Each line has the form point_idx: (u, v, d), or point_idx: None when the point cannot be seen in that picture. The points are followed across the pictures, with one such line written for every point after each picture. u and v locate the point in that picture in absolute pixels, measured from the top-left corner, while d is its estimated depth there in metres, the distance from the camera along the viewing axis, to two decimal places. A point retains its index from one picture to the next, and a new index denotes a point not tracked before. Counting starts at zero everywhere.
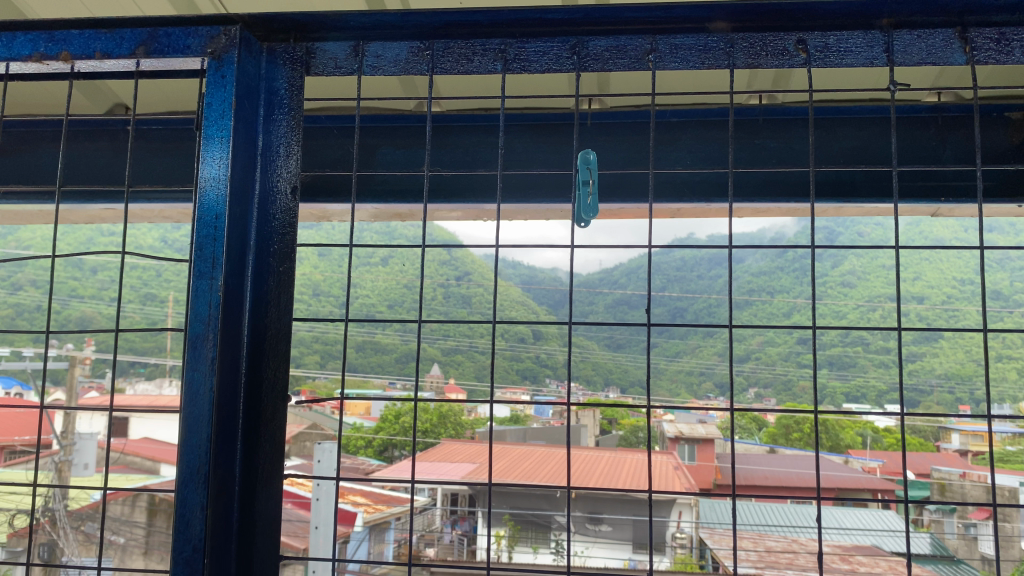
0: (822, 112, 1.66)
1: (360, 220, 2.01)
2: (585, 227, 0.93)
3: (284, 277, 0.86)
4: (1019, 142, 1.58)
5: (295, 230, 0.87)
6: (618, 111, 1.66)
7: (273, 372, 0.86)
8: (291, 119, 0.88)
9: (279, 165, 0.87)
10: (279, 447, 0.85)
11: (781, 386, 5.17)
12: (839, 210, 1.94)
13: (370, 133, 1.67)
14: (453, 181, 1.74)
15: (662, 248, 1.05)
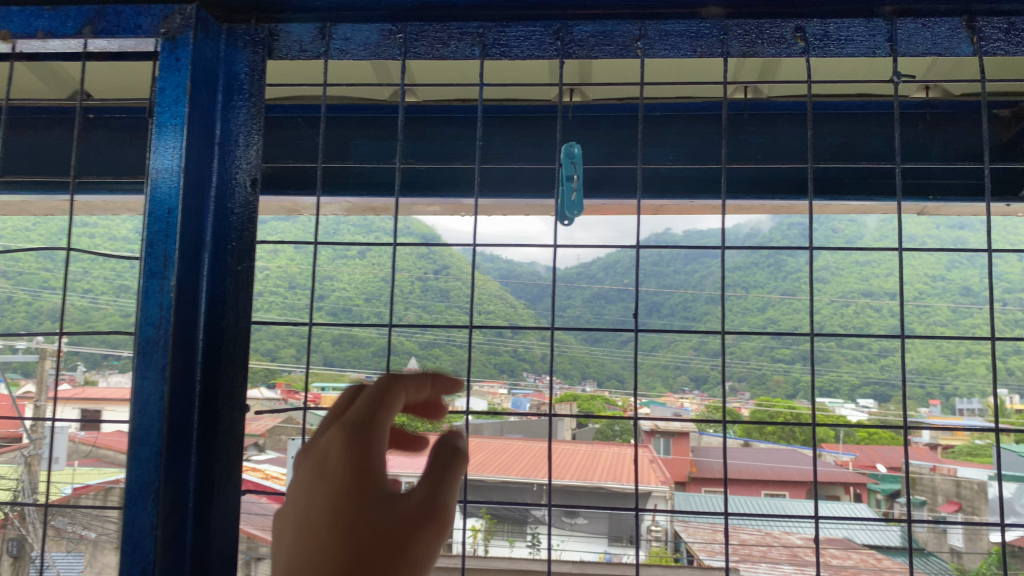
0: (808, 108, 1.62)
1: (332, 213, 1.95)
2: (568, 224, 0.89)
3: (242, 277, 0.81)
4: (1008, 139, 1.54)
5: (255, 225, 0.82)
6: (602, 105, 1.63)
7: (230, 377, 0.81)
8: (251, 107, 0.82)
9: (238, 156, 0.82)
10: (235, 460, 0.80)
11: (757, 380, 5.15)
12: (821, 208, 1.91)
13: (342, 124, 1.61)
14: (428, 175, 1.69)
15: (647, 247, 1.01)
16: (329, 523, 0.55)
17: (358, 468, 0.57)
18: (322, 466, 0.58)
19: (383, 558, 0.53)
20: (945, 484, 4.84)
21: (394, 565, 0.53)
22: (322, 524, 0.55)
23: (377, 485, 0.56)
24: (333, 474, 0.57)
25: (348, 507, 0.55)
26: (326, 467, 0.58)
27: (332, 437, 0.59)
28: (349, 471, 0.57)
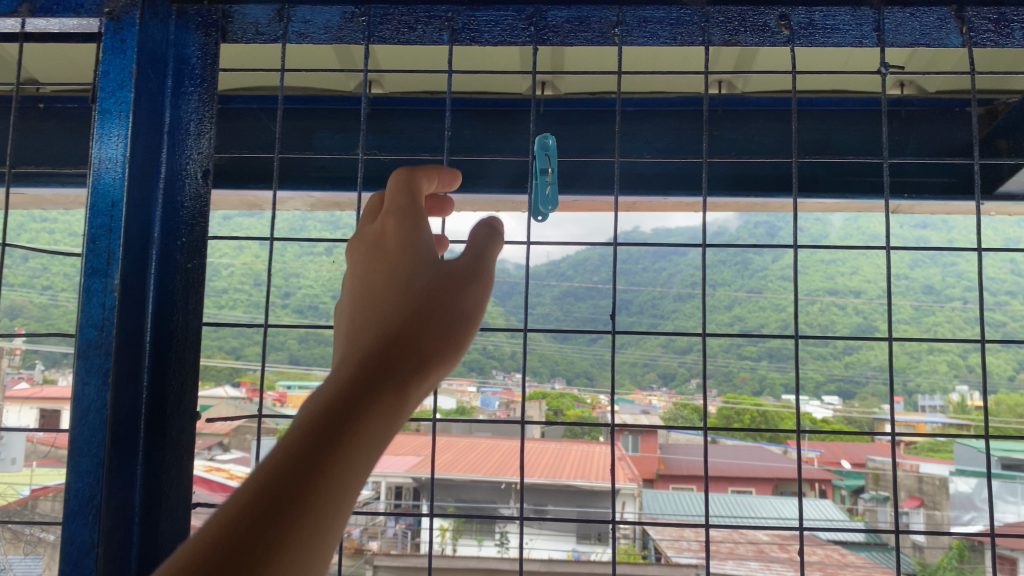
0: (781, 103, 1.60)
1: (296, 208, 1.88)
2: (543, 220, 0.85)
3: (193, 273, 0.80)
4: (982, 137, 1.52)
5: (206, 219, 0.81)
6: (574, 98, 1.59)
7: (179, 376, 0.79)
8: (202, 94, 0.81)
9: (188, 146, 0.81)
10: (183, 463, 0.78)
11: None
12: (795, 205, 1.88)
13: (306, 116, 1.55)
14: (395, 168, 1.64)
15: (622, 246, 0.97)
16: (392, 273, 0.54)
17: (406, 238, 0.57)
18: (376, 243, 0.59)
19: (440, 298, 0.50)
20: (909, 480, 4.86)
21: (451, 304, 0.50)
22: (378, 280, 0.54)
23: (427, 243, 0.56)
24: (385, 243, 0.58)
25: (401, 260, 0.55)
26: (382, 242, 0.58)
27: (383, 221, 0.60)
28: (401, 239, 0.57)
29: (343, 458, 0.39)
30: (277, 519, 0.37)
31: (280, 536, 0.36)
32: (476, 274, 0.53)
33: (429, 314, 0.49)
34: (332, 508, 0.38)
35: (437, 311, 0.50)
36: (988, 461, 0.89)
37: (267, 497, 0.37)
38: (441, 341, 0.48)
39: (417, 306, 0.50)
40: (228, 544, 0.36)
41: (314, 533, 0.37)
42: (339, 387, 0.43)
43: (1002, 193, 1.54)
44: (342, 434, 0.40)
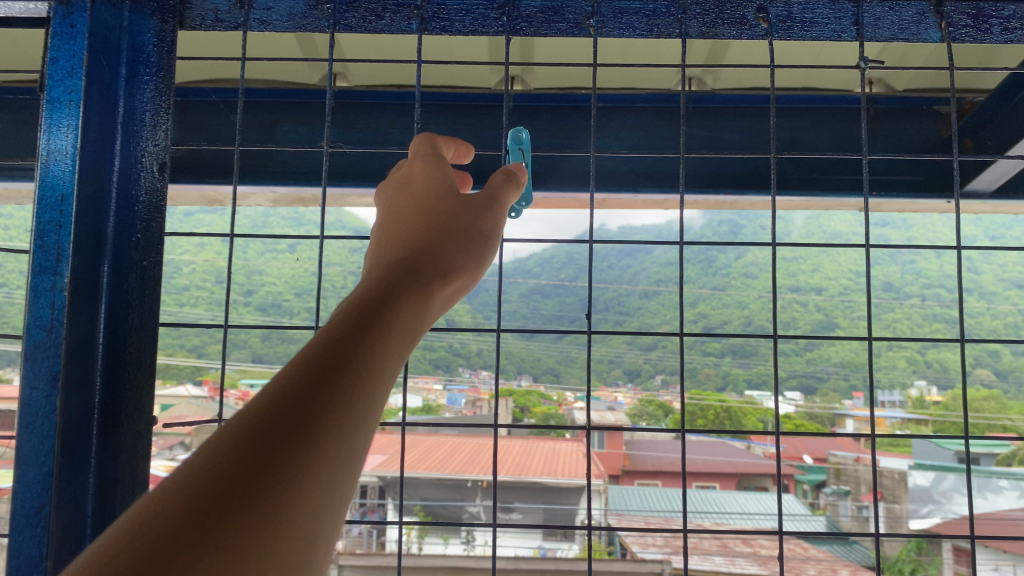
0: (753, 100, 1.58)
1: (259, 203, 1.85)
2: (516, 216, 0.82)
3: (148, 272, 0.77)
4: (948, 135, 1.52)
5: (162, 214, 0.78)
6: (544, 94, 1.56)
7: (139, 376, 0.76)
8: (158, 82, 0.78)
9: (145, 137, 0.78)
10: (139, 469, 0.76)
11: None
12: (764, 203, 1.87)
13: (270, 108, 1.52)
14: (361, 163, 1.62)
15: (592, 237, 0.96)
16: (414, 226, 0.58)
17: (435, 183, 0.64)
18: (396, 205, 0.63)
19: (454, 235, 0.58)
20: (869, 473, 4.90)
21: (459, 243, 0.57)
22: (401, 230, 0.58)
23: (445, 206, 0.61)
24: (407, 204, 0.62)
25: (421, 217, 0.59)
26: (401, 204, 0.62)
27: (405, 184, 0.64)
28: (429, 182, 0.64)
29: (388, 350, 0.41)
30: (338, 379, 0.37)
31: (340, 392, 0.36)
32: (475, 252, 0.58)
33: (446, 264, 0.53)
34: (380, 389, 0.39)
35: (451, 264, 0.54)
36: (966, 459, 0.88)
37: (327, 362, 0.37)
38: (457, 269, 0.54)
39: (434, 256, 0.53)
40: (291, 392, 0.35)
41: (369, 406, 0.38)
42: (379, 294, 0.45)
43: (971, 189, 1.55)
44: (386, 330, 0.42)
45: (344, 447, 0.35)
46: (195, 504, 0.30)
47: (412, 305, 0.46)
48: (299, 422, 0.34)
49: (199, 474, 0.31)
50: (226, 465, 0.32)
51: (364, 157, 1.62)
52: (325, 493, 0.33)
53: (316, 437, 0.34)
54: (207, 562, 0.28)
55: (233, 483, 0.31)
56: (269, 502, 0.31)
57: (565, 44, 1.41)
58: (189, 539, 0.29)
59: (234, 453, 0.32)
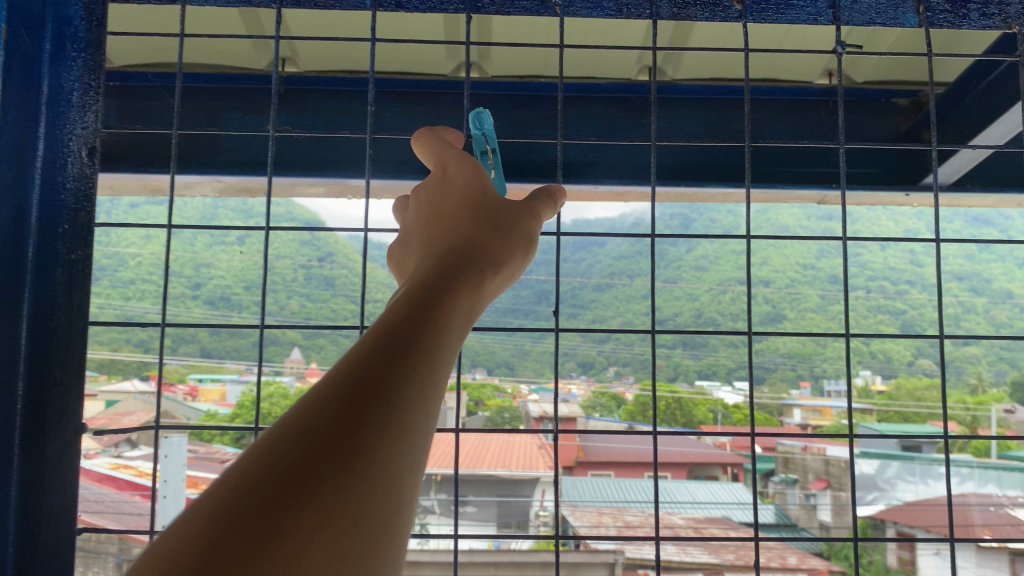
0: (712, 92, 1.54)
1: (203, 194, 1.77)
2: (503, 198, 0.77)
3: (74, 268, 0.71)
4: (906, 128, 1.51)
5: (91, 205, 0.73)
6: (501, 82, 1.51)
7: (64, 389, 0.70)
8: (86, 59, 0.73)
9: (73, 119, 0.73)
10: (62, 486, 0.69)
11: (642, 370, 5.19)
12: (723, 197, 1.85)
13: (214, 94, 1.45)
14: (310, 151, 1.56)
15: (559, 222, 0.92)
16: (447, 217, 0.56)
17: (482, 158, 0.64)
18: (428, 188, 0.60)
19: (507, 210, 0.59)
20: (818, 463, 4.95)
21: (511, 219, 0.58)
22: (438, 220, 0.56)
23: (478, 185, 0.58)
24: (437, 186, 0.59)
25: (457, 202, 0.57)
26: (432, 187, 0.60)
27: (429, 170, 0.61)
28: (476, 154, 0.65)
29: (446, 334, 0.42)
30: (403, 361, 0.38)
31: (406, 373, 0.37)
32: (517, 238, 0.56)
33: (489, 252, 0.52)
34: (439, 369, 0.40)
35: (496, 254, 0.52)
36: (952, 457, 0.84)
37: (396, 349, 0.38)
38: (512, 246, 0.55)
39: (475, 242, 0.52)
40: (362, 372, 0.36)
41: (428, 387, 0.38)
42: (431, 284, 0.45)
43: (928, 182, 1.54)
44: (441, 316, 0.42)
45: (421, 417, 0.37)
46: (285, 473, 0.31)
47: (461, 290, 0.46)
48: (373, 398, 0.35)
49: (285, 442, 0.33)
50: (313, 436, 0.33)
51: (315, 146, 1.56)
52: (400, 466, 0.34)
53: (390, 413, 0.35)
54: (302, 522, 0.30)
55: (319, 454, 0.32)
56: (351, 475, 0.32)
57: (520, 26, 1.36)
58: (285, 500, 0.30)
59: (319, 425, 0.33)
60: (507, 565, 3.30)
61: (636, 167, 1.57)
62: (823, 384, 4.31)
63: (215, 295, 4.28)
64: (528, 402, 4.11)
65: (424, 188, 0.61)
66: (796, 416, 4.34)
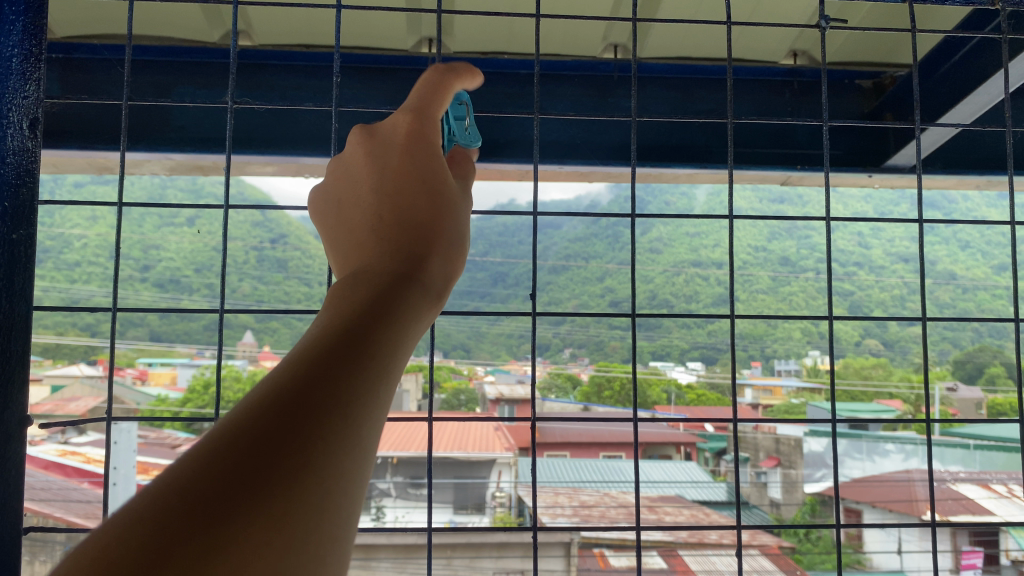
0: (676, 71, 1.51)
1: (153, 171, 1.71)
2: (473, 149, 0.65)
3: (19, 247, 0.67)
4: (869, 110, 1.51)
5: (34, 180, 0.68)
6: (464, 58, 1.48)
7: (5, 383, 0.65)
8: (27, 27, 0.69)
9: (12, 89, 0.68)
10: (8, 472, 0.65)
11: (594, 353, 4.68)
12: (685, 178, 1.83)
13: (164, 68, 1.40)
14: (267, 128, 1.51)
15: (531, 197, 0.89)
16: (402, 202, 0.46)
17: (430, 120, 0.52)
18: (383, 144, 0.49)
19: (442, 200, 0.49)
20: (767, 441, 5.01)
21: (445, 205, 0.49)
22: (391, 199, 0.46)
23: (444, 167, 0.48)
24: (401, 150, 0.48)
25: (419, 181, 0.47)
26: (388, 147, 0.49)
27: (396, 120, 0.50)
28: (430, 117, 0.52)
29: (400, 343, 0.37)
30: (354, 372, 0.33)
31: (358, 377, 0.33)
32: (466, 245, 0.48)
33: (443, 265, 0.44)
34: (395, 378, 0.36)
35: (448, 268, 0.45)
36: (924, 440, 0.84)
37: (347, 358, 0.34)
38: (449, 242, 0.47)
39: (432, 245, 0.44)
40: (312, 380, 0.32)
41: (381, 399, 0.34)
42: (380, 293, 0.39)
43: (890, 165, 1.54)
44: (396, 321, 0.37)
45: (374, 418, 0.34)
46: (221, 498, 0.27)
47: (415, 299, 0.40)
48: (322, 410, 0.31)
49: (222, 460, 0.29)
50: (254, 454, 0.29)
51: (272, 122, 1.51)
52: (354, 472, 0.31)
53: (342, 429, 0.31)
54: (244, 556, 0.26)
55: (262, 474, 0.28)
56: (299, 479, 0.29)
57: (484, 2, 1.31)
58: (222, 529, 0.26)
59: (260, 441, 0.29)
60: (463, 547, 3.29)
61: (603, 147, 1.55)
62: (775, 364, 4.38)
63: (165, 278, 4.45)
64: (485, 384, 4.11)
65: (378, 142, 0.49)
66: (749, 395, 4.38)
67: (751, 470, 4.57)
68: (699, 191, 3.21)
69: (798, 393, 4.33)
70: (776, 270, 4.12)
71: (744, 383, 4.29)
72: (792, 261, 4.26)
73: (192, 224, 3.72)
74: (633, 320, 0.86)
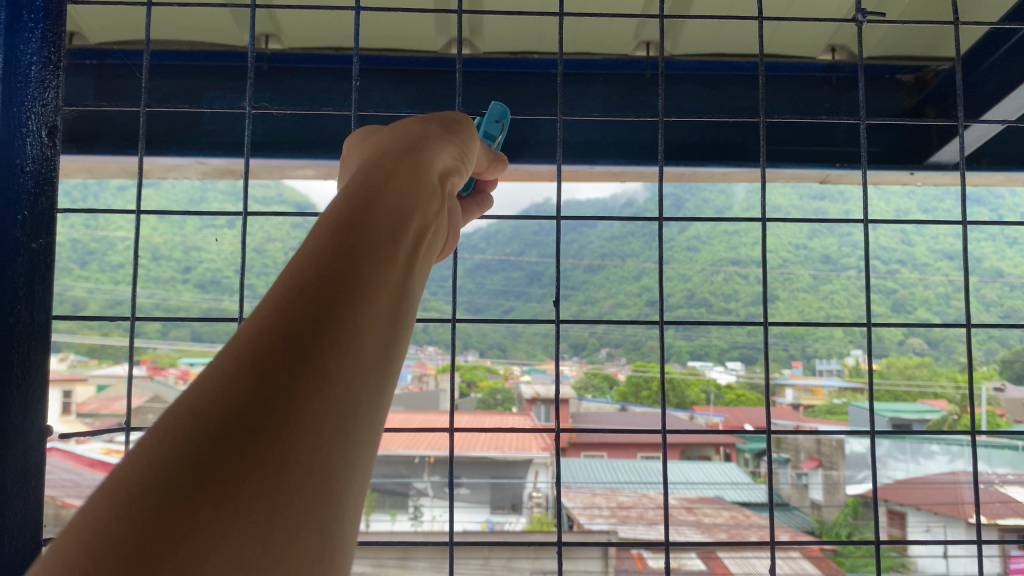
0: (709, 67, 1.48)
1: (187, 175, 1.72)
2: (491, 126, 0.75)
3: (38, 254, 0.69)
4: (909, 106, 1.46)
5: (53, 185, 0.71)
6: (493, 59, 1.46)
7: (27, 388, 0.68)
8: (44, 34, 0.71)
9: (28, 96, 0.70)
10: (26, 477, 0.68)
11: (631, 346, 4.27)
12: (721, 177, 1.78)
13: (194, 73, 1.40)
14: (297, 132, 1.51)
15: (557, 202, 0.87)
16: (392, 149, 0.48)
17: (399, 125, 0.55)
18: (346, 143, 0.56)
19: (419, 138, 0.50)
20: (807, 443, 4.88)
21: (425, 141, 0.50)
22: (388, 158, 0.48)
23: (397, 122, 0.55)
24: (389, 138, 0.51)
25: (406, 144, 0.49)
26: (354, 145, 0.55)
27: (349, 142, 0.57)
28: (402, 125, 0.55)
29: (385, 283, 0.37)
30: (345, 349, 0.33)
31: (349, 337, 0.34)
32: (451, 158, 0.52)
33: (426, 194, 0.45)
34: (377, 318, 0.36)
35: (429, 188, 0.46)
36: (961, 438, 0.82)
37: (322, 280, 0.34)
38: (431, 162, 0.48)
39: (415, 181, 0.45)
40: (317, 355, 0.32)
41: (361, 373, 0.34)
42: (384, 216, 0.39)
43: (932, 163, 1.50)
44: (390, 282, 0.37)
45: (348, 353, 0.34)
46: (218, 472, 0.28)
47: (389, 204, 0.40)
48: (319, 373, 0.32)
49: (189, 425, 0.29)
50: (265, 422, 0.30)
51: (302, 126, 1.51)
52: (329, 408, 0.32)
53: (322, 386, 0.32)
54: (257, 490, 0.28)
55: (233, 430, 0.29)
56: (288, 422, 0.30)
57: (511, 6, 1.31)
58: (211, 502, 0.27)
59: (223, 394, 0.30)
60: (500, 547, 3.27)
61: (633, 146, 1.52)
62: (816, 364, 4.30)
63: (205, 278, 4.54)
64: (521, 384, 4.15)
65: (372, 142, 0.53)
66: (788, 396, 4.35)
67: (790, 471, 4.48)
68: (737, 188, 3.17)
69: (838, 393, 4.25)
70: (817, 270, 4.03)
71: (784, 383, 4.22)
72: (832, 260, 4.17)
73: (229, 226, 3.76)
74: (665, 323, 0.85)
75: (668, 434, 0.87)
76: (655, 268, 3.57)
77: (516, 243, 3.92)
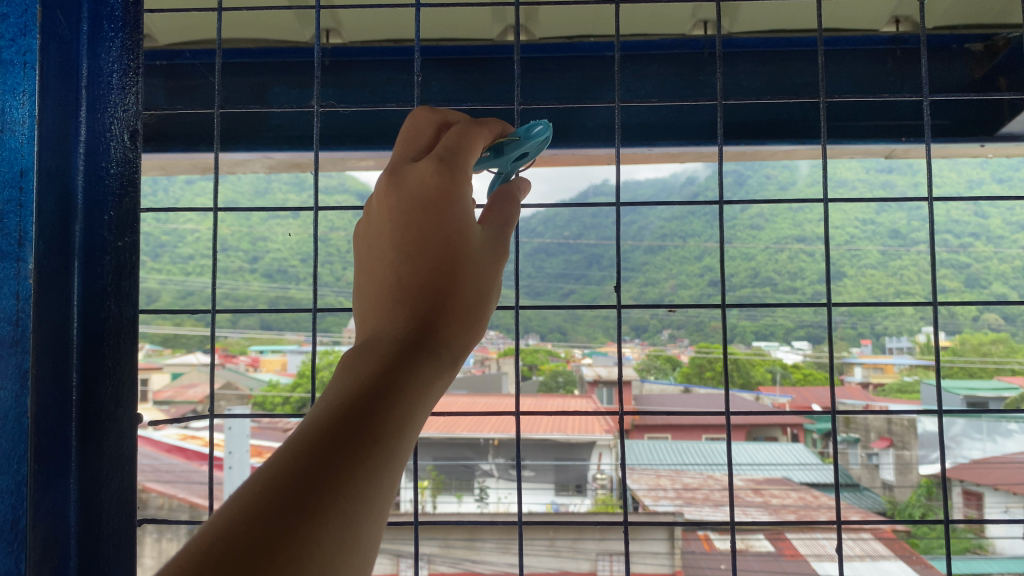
0: (772, 44, 1.45)
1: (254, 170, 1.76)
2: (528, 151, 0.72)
3: (124, 252, 0.73)
4: (978, 77, 1.40)
5: (136, 186, 0.75)
6: (549, 44, 1.47)
7: (118, 382, 0.72)
8: (124, 41, 0.74)
9: (110, 103, 0.74)
10: (120, 464, 0.72)
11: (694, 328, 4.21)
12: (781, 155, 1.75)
13: (260, 70, 1.44)
14: (359, 124, 1.54)
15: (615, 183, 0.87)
16: (428, 266, 0.52)
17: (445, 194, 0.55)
18: (406, 193, 0.55)
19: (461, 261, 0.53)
20: (877, 423, 4.76)
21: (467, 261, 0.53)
22: (421, 270, 0.52)
23: (465, 219, 0.54)
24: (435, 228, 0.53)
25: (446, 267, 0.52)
26: (413, 196, 0.54)
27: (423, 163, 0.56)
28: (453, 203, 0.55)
29: (401, 425, 0.41)
30: (368, 468, 0.38)
31: (374, 464, 0.38)
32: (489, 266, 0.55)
33: (453, 328, 0.50)
34: (397, 447, 0.40)
35: (459, 322, 0.50)
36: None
37: (371, 442, 0.39)
38: (473, 300, 0.52)
39: (447, 319, 0.50)
40: (344, 479, 0.37)
41: (375, 482, 0.38)
42: (401, 366, 0.44)
43: (1004, 133, 1.46)
44: (400, 416, 0.42)
45: (380, 468, 0.39)
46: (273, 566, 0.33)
47: (427, 366, 0.46)
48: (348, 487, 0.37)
49: (251, 501, 0.35)
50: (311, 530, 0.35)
51: (363, 119, 1.54)
52: (362, 508, 0.37)
53: (358, 490, 0.37)
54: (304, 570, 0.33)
55: (286, 517, 0.34)
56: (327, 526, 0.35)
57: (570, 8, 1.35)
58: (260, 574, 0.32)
59: (284, 489, 0.36)
60: (566, 529, 3.28)
61: (694, 127, 1.51)
62: (885, 341, 4.20)
63: (272, 268, 4.69)
64: (582, 366, 4.21)
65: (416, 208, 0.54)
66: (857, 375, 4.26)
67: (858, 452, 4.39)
68: (798, 164, 3.11)
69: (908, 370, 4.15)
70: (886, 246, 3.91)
71: (851, 363, 4.13)
72: (900, 235, 4.05)
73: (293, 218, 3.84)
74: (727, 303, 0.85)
75: (731, 416, 0.86)
76: (716, 248, 3.55)
77: (574, 226, 3.92)
